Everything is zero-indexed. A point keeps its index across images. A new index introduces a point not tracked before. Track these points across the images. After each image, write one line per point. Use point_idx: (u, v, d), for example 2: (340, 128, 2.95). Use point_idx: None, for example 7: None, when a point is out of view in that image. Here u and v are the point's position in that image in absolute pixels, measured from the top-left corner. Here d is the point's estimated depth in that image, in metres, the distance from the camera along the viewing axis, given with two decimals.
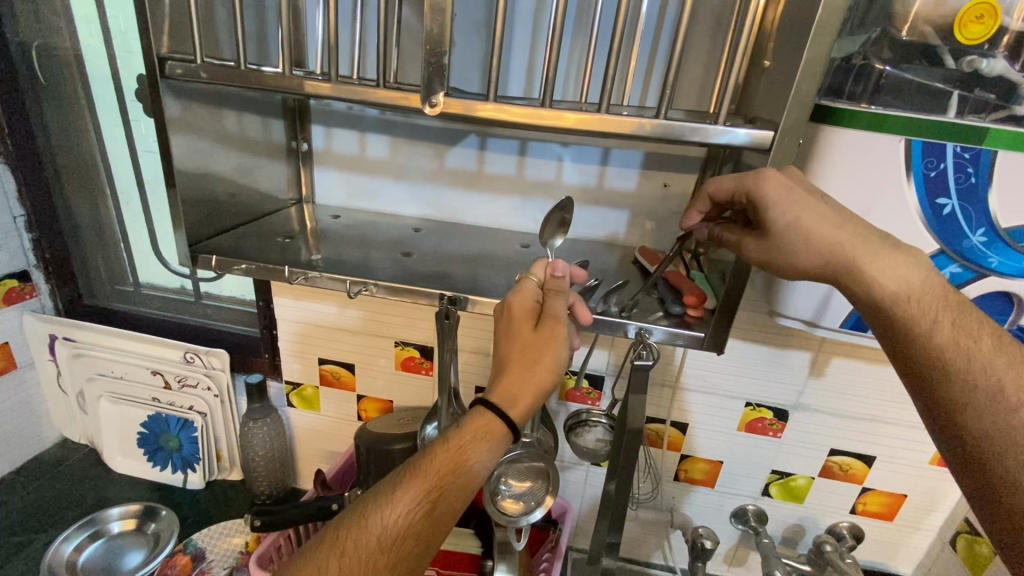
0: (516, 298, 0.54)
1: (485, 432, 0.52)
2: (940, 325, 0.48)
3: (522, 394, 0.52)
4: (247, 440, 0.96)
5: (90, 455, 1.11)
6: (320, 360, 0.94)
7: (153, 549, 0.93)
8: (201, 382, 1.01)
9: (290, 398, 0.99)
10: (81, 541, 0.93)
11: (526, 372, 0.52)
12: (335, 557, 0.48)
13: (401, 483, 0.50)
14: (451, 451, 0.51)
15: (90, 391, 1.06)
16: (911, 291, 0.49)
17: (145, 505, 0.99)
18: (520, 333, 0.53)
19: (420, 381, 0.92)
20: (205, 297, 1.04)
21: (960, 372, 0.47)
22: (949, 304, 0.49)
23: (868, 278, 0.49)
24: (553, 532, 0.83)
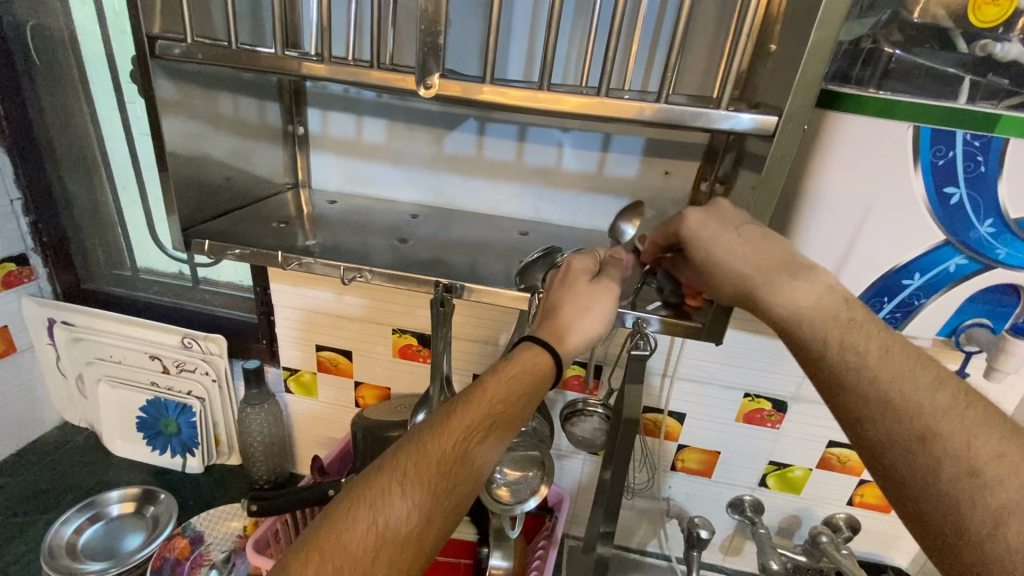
0: (578, 260, 0.57)
1: (531, 365, 0.54)
2: (827, 342, 0.48)
3: (564, 334, 0.54)
4: (244, 425, 0.97)
5: (91, 438, 1.12)
6: (317, 346, 0.94)
7: (151, 533, 0.94)
8: (199, 367, 1.01)
9: (288, 383, 0.99)
10: (81, 524, 0.94)
11: (576, 314, 0.54)
12: (395, 483, 0.48)
13: (453, 413, 0.51)
14: (503, 382, 0.53)
15: (88, 375, 1.06)
16: (801, 310, 0.49)
17: (143, 488, 0.99)
18: (573, 279, 0.55)
19: (417, 369, 0.92)
20: (202, 282, 1.03)
21: (848, 384, 0.46)
22: (838, 320, 0.48)
23: (762, 300, 0.51)
24: (550, 520, 0.84)
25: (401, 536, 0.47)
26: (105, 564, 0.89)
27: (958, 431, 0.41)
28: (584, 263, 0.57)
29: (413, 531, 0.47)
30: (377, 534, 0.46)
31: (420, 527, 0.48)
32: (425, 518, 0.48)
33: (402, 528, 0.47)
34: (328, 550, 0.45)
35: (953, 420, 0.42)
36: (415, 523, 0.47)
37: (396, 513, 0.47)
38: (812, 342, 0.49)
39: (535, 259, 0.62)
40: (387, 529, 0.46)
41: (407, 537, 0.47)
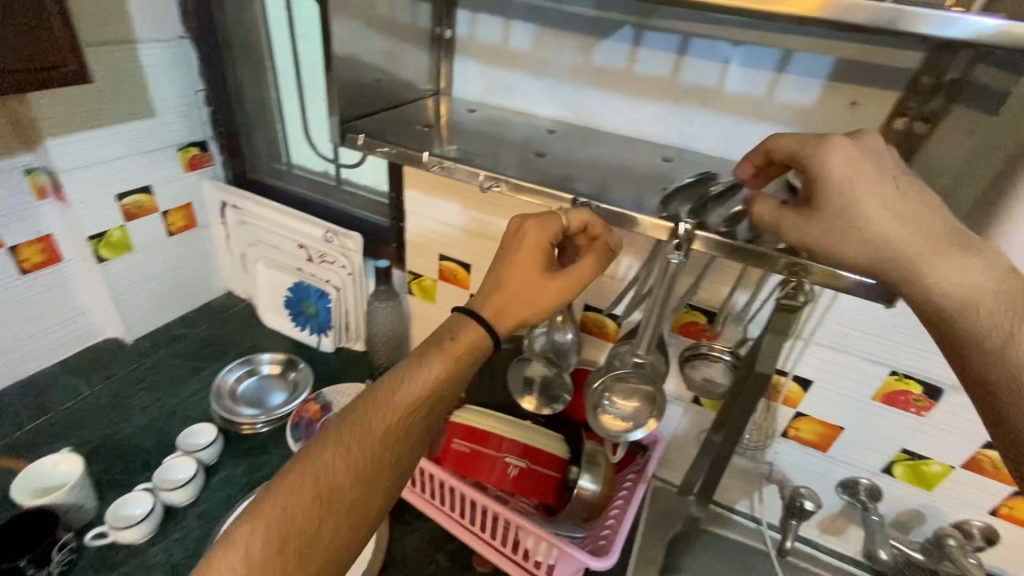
0: (531, 233, 0.57)
1: (472, 338, 0.56)
2: (996, 324, 0.41)
3: (513, 315, 0.57)
4: (371, 317, 1.07)
5: (248, 308, 1.31)
6: (440, 255, 0.99)
7: (291, 396, 1.03)
8: (338, 260, 1.11)
9: (410, 286, 1.07)
10: (241, 375, 1.05)
11: (523, 300, 0.57)
12: (354, 437, 0.51)
13: (414, 376, 0.53)
14: (457, 351, 0.55)
15: (251, 254, 1.22)
16: (973, 295, 0.41)
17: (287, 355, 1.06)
18: (521, 253, 0.57)
19: None
20: (344, 184, 1.14)
21: (1004, 369, 0.40)
22: (1020, 305, 0.40)
23: (927, 282, 0.42)
24: (641, 457, 0.84)
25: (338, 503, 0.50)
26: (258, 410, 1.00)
27: None
28: (517, 234, 0.58)
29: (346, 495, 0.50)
30: (340, 481, 0.49)
31: (374, 474, 0.51)
32: (366, 486, 0.51)
33: (361, 479, 0.50)
34: (294, 486, 0.48)
35: None
36: (371, 472, 0.51)
37: (354, 472, 0.50)
38: (973, 327, 0.41)
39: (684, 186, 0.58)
40: (350, 475, 0.50)
41: (351, 506, 0.50)
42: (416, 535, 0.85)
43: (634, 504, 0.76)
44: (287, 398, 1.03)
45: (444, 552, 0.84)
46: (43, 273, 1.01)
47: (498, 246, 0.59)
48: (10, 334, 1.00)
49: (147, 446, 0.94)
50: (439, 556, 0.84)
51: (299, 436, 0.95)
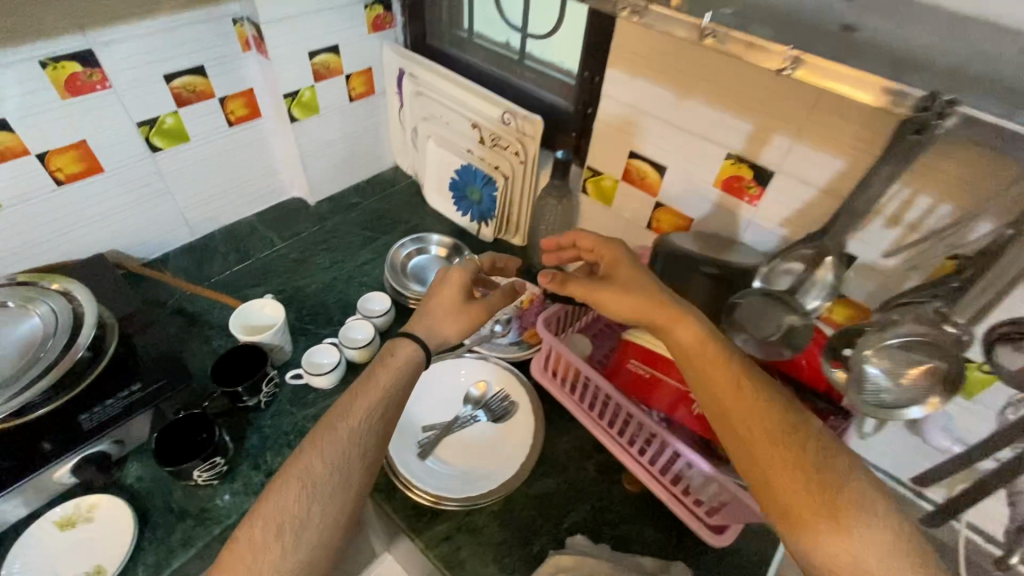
0: (450, 277, 0.71)
1: (408, 356, 0.65)
2: (775, 466, 0.52)
3: (445, 332, 0.69)
4: (540, 212, 1.01)
5: (412, 186, 1.33)
6: (631, 153, 0.87)
7: None
8: (512, 146, 1.03)
9: (586, 185, 0.97)
10: (411, 251, 1.07)
11: (447, 307, 0.70)
12: (311, 462, 0.58)
13: (358, 394, 0.62)
14: (390, 371, 0.64)
15: (423, 129, 1.19)
16: (758, 439, 0.53)
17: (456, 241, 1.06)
18: (443, 293, 0.71)
19: (735, 207, 0.80)
20: (527, 57, 1.02)
21: (804, 525, 0.50)
22: (797, 449, 0.52)
23: (772, 483, 0.52)
24: (835, 420, 0.73)
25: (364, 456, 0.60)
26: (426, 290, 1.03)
27: (884, 555, 0.48)
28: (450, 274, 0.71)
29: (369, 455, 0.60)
30: (306, 496, 0.57)
31: (342, 495, 0.58)
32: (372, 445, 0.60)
33: (325, 485, 0.57)
34: (279, 513, 0.55)
35: (880, 540, 0.49)
36: (332, 488, 0.57)
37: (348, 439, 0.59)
38: (759, 473, 0.53)
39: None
40: (311, 489, 0.57)
41: (334, 493, 0.57)
42: (568, 439, 0.85)
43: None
44: None
45: (593, 462, 0.84)
46: (245, 126, 1.06)
47: (434, 286, 0.72)
48: (220, 184, 1.08)
49: (329, 303, 1.02)
50: (588, 464, 0.83)
51: None
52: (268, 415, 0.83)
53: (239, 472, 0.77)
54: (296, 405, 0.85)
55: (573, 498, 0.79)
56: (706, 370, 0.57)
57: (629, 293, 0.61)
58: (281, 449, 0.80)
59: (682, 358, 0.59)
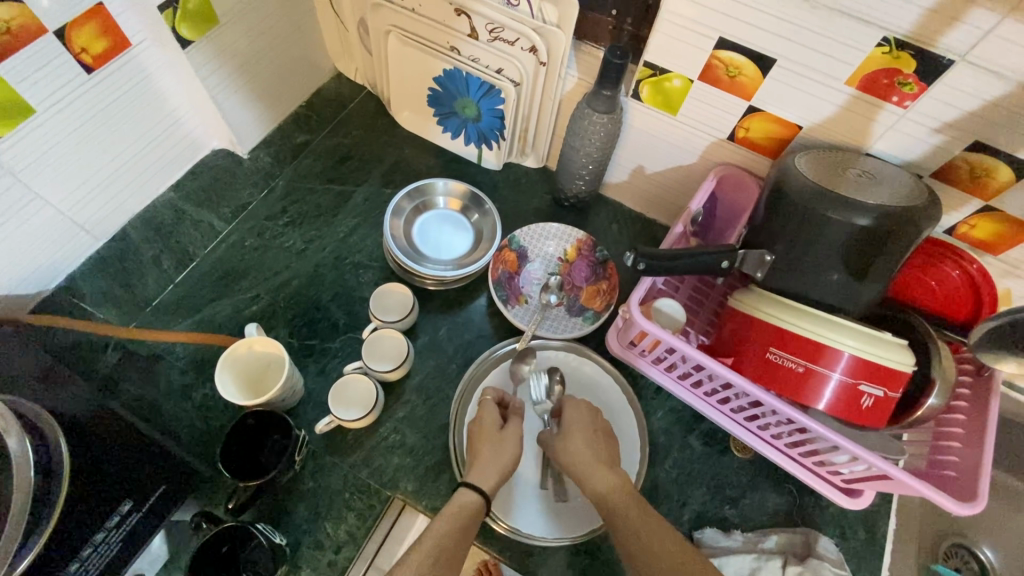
0: (485, 411, 0.67)
1: (468, 507, 0.57)
2: (617, 507, 0.58)
3: (487, 467, 0.61)
4: (577, 134, 0.76)
5: (371, 101, 0.99)
6: (720, 43, 0.61)
7: (476, 245, 0.81)
8: (523, 40, 0.72)
9: (639, 88, 0.71)
10: (409, 214, 0.81)
11: (494, 453, 0.62)
12: None
13: (433, 528, 0.54)
14: (456, 510, 0.57)
15: (374, 22, 0.82)
16: (633, 513, 0.57)
17: (472, 189, 0.81)
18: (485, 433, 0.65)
19: (874, 109, 0.59)
20: None
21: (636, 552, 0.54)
22: (634, 507, 0.57)
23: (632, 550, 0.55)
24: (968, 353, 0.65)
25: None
26: (447, 264, 0.79)
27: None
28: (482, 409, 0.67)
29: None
30: None
31: None
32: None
33: None
34: None
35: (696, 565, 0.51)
36: None
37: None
38: (611, 519, 0.58)
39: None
40: None
41: None
42: (664, 415, 0.75)
43: (993, 433, 0.57)
44: (472, 246, 0.81)
45: (697, 435, 0.75)
46: (113, 67, 0.68)
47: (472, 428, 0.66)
48: (108, 164, 0.73)
49: (326, 303, 0.79)
50: (692, 439, 0.74)
51: (505, 297, 0.77)
52: (309, 475, 0.68)
53: (302, 556, 0.64)
54: (338, 454, 0.69)
55: (684, 482, 0.72)
56: (617, 505, 0.58)
57: (591, 437, 0.64)
58: (341, 514, 0.66)
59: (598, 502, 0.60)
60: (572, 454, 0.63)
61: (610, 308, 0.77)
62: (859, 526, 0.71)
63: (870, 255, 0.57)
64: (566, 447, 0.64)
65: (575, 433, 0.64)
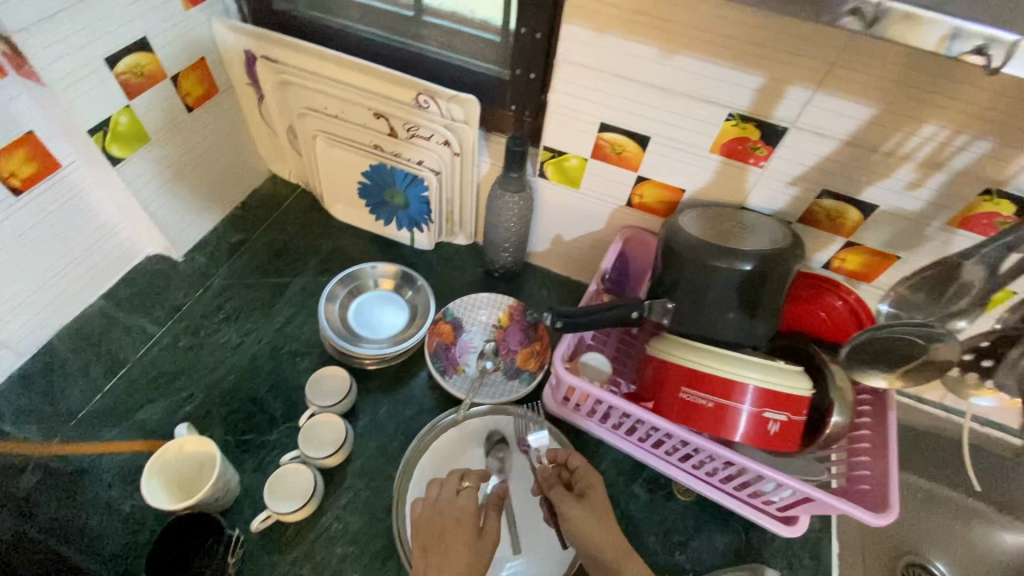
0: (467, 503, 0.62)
1: None
2: None
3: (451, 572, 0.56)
4: (495, 213, 0.82)
5: (305, 198, 1.04)
6: (602, 126, 0.70)
7: (412, 320, 0.85)
8: (437, 136, 0.80)
9: (544, 168, 0.80)
10: (343, 299, 0.84)
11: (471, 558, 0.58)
12: None
13: None
14: None
15: (302, 129, 0.90)
16: None
17: (402, 268, 0.86)
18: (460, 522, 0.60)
19: (740, 172, 0.68)
20: (427, 14, 0.78)
21: None
22: None
23: None
24: None
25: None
26: (382, 342, 0.82)
27: None
28: (456, 476, 0.65)
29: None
30: None
31: None
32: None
33: None
34: None
35: None
36: None
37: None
38: None
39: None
40: None
41: None
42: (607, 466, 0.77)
43: (896, 445, 0.62)
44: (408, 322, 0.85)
45: (641, 483, 0.76)
46: (40, 188, 0.71)
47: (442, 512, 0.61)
48: (33, 280, 0.75)
49: (263, 396, 0.79)
50: (636, 488, 0.76)
51: (442, 367, 0.79)
52: None
53: None
54: (277, 552, 0.66)
55: (634, 532, 0.73)
56: None
57: (606, 527, 0.61)
58: None
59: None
60: (589, 538, 0.60)
61: (544, 368, 0.80)
62: (805, 555, 0.72)
63: (754, 293, 0.64)
64: (580, 527, 0.61)
65: (584, 520, 0.61)
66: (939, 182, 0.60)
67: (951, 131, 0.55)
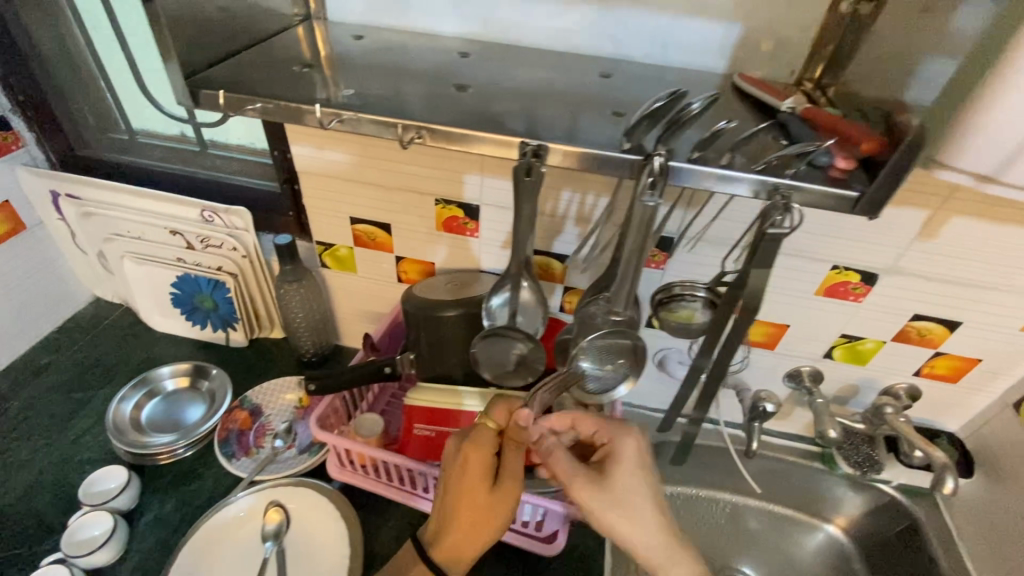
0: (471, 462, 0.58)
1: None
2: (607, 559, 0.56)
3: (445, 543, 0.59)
4: (284, 303, 0.92)
5: (127, 314, 1.09)
6: (352, 218, 0.85)
7: (211, 406, 0.93)
8: (225, 243, 0.92)
9: (323, 259, 0.92)
10: (139, 400, 0.93)
11: (476, 527, 0.58)
12: None
13: None
14: None
15: (109, 251, 0.99)
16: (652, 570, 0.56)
17: (196, 365, 0.96)
18: (465, 476, 0.58)
19: (465, 242, 0.84)
20: (211, 146, 0.93)
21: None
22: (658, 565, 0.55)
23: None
24: None
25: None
26: (173, 435, 0.88)
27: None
28: (461, 463, 0.59)
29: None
30: None
31: None
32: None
33: None
34: None
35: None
36: None
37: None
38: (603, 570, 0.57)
39: (656, 107, 0.46)
40: None
41: None
42: (393, 524, 0.79)
43: None
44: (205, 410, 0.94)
45: None
46: None
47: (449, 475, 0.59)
48: None
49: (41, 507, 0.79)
50: None
51: (232, 452, 0.85)
52: None
53: None
54: None
55: None
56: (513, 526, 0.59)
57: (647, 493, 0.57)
58: None
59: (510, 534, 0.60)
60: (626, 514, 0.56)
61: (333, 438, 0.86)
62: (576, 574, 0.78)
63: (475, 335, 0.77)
64: (619, 519, 0.55)
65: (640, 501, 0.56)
66: (597, 232, 0.76)
67: (583, 192, 0.72)
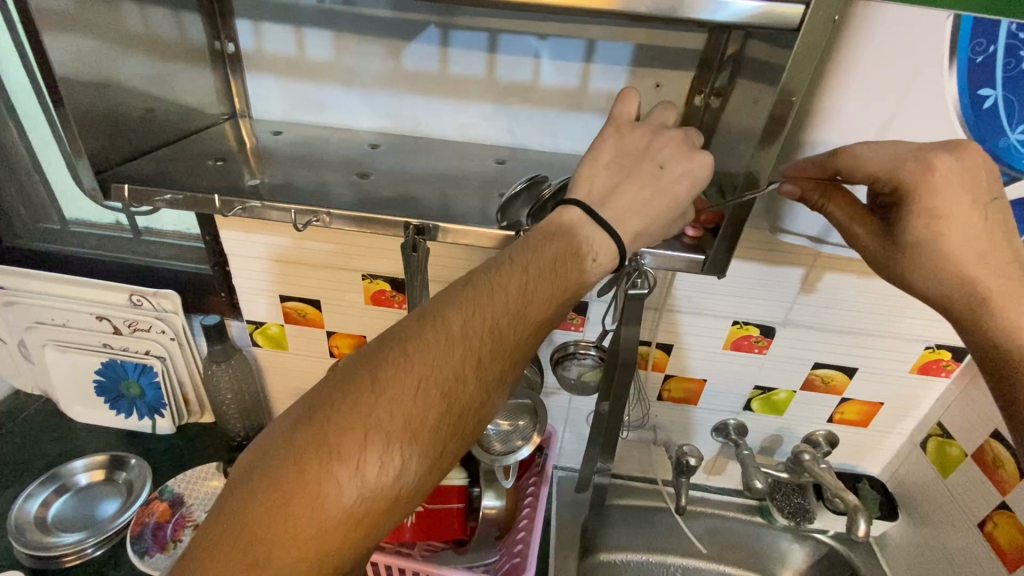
0: (574, 221, 0.49)
1: (409, 416, 0.42)
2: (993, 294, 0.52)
3: (519, 297, 0.46)
4: (212, 383, 0.91)
5: (47, 406, 1.04)
6: (282, 296, 0.87)
7: (128, 498, 0.90)
8: (154, 326, 0.93)
9: (254, 337, 0.93)
10: (46, 497, 0.89)
11: (536, 290, 0.46)
12: (291, 514, 0.39)
13: (315, 441, 0.41)
14: (410, 374, 0.43)
15: (31, 340, 0.97)
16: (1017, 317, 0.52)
17: (113, 455, 0.94)
18: (547, 257, 0.47)
19: (393, 314, 0.86)
20: (145, 233, 0.93)
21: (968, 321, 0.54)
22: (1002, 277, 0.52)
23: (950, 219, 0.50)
24: (540, 457, 0.85)
25: (213, 541, 0.39)
26: (81, 533, 0.85)
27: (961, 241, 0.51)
28: (498, 284, 0.46)
29: (259, 529, 0.39)
30: (311, 510, 0.39)
31: (352, 496, 0.40)
32: (259, 539, 0.39)
33: (332, 512, 0.40)
34: (263, 525, 0.39)
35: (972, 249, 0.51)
36: (356, 509, 0.41)
37: (322, 527, 0.40)
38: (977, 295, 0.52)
39: (518, 191, 0.57)
40: (289, 556, 0.39)
41: (312, 523, 0.39)
42: None
43: (539, 522, 0.77)
44: (120, 504, 0.90)
45: None
46: None
47: (503, 308, 0.45)
48: None
49: None
50: None
51: (145, 549, 0.82)
52: None
53: None
54: None
55: None
56: (515, 347, 0.46)
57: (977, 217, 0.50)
58: None
59: (513, 358, 0.47)
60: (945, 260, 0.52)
61: None
62: None
63: None
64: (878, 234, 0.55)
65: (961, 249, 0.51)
66: None
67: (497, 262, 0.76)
